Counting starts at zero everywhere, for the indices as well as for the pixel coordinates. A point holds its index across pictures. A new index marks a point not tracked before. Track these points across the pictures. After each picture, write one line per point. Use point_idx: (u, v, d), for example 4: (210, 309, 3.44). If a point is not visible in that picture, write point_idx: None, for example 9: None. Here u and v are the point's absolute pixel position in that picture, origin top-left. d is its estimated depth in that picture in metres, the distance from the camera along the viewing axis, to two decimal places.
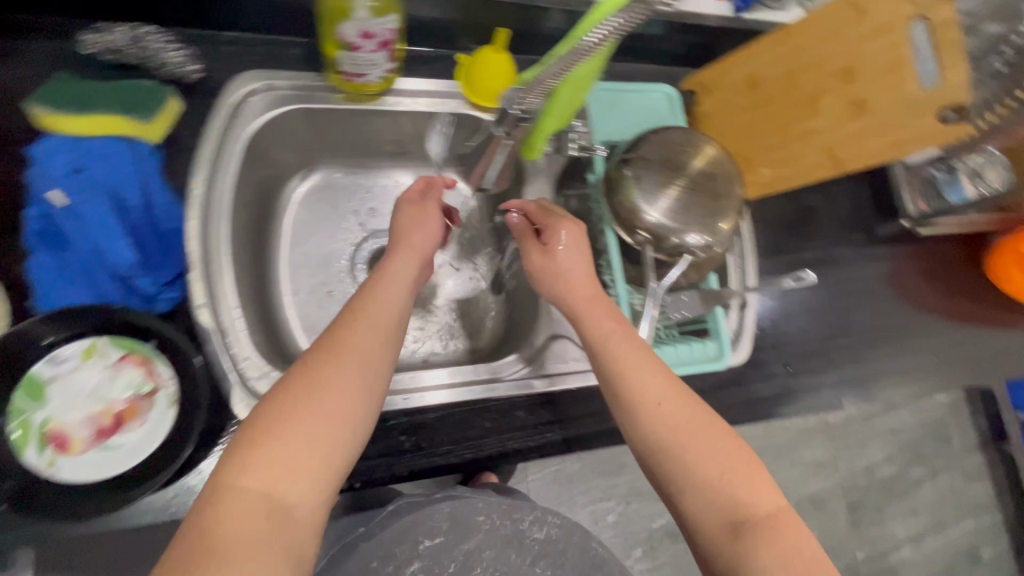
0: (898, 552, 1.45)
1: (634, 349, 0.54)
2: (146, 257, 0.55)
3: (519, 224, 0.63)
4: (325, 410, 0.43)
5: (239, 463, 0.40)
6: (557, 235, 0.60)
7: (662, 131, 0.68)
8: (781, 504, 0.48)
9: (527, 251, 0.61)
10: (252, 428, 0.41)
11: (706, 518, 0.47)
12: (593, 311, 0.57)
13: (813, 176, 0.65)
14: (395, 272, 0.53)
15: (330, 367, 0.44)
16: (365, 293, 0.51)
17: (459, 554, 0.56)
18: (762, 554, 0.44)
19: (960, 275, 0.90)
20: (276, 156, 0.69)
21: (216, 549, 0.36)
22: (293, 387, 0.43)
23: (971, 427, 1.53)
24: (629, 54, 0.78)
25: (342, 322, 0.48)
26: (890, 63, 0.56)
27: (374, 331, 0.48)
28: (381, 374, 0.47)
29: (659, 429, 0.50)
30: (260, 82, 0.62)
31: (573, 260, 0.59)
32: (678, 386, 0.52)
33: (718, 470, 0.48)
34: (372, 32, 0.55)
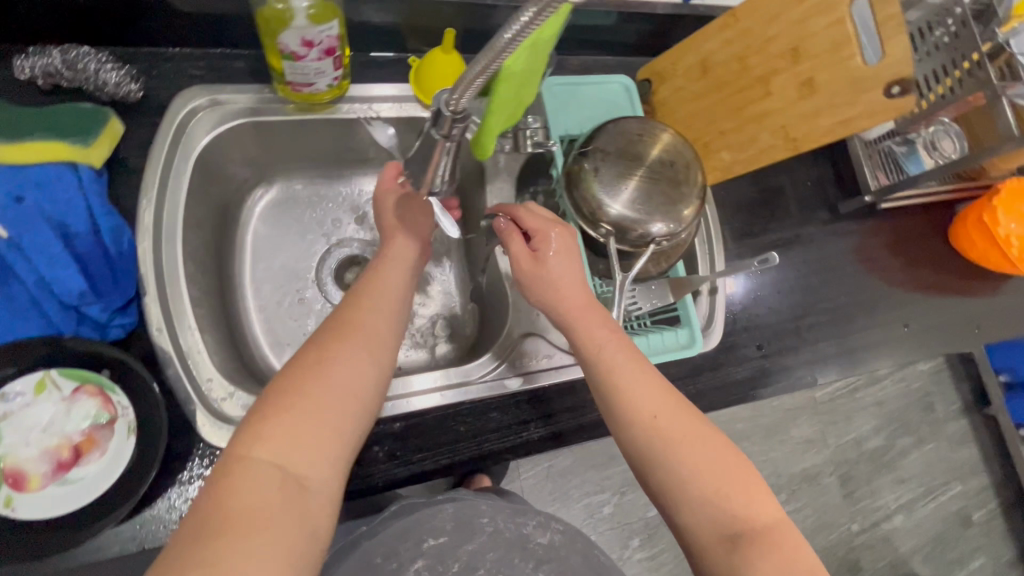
0: (891, 522, 1.45)
1: (630, 363, 0.54)
2: (96, 285, 0.54)
3: (506, 228, 0.60)
4: (337, 384, 0.46)
5: (251, 439, 0.42)
6: (547, 243, 0.58)
7: (619, 122, 0.67)
8: (778, 517, 0.49)
9: (515, 256, 0.59)
10: (265, 402, 0.44)
11: (703, 532, 0.48)
12: (585, 321, 0.57)
13: (770, 159, 0.65)
14: (392, 259, 0.56)
15: (341, 345, 0.48)
16: (369, 276, 0.54)
17: (463, 556, 0.55)
18: (759, 567, 0.45)
19: (926, 245, 0.91)
20: (231, 172, 0.68)
21: (231, 521, 0.38)
22: (301, 367, 0.46)
23: (953, 392, 1.56)
24: (583, 47, 0.77)
25: (350, 304, 0.51)
26: (834, 42, 0.57)
27: (380, 313, 0.51)
28: (387, 353, 0.50)
29: (656, 442, 0.51)
30: (205, 98, 0.61)
31: (563, 266, 0.58)
32: (676, 399, 0.53)
33: (715, 486, 0.49)
34: (314, 39, 0.54)
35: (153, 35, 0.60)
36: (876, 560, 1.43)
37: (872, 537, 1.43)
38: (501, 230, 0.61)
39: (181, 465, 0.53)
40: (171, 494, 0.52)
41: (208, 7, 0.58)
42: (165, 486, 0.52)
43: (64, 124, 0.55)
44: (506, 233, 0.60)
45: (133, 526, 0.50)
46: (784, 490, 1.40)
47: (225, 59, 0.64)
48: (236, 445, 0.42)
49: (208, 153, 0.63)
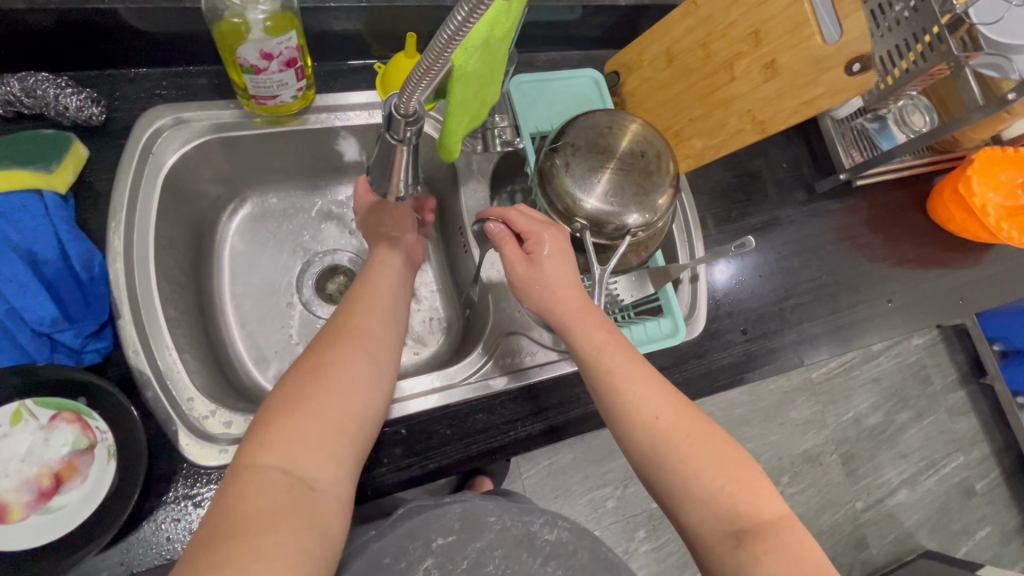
0: (896, 496, 1.46)
1: (628, 365, 0.54)
2: (68, 311, 0.54)
3: (500, 233, 0.59)
4: (339, 385, 0.47)
5: (257, 446, 0.43)
6: (542, 245, 0.57)
7: (588, 116, 0.67)
8: (783, 512, 0.49)
9: (509, 260, 0.58)
10: (270, 408, 0.45)
11: (708, 530, 0.48)
12: (582, 322, 0.56)
13: (740, 143, 0.65)
14: (383, 269, 0.59)
15: (340, 349, 0.49)
16: (361, 285, 0.57)
17: (471, 554, 0.48)
18: (765, 565, 0.45)
19: (906, 220, 0.91)
20: (203, 190, 0.68)
21: (239, 524, 0.38)
22: (303, 371, 0.47)
23: (949, 364, 1.56)
24: (550, 43, 0.78)
25: (345, 311, 0.54)
26: (792, 23, 0.57)
27: (375, 316, 0.54)
28: (386, 354, 0.52)
29: (658, 443, 0.50)
30: (170, 116, 0.61)
31: (558, 271, 0.57)
32: (677, 400, 0.53)
33: (720, 483, 0.49)
34: (272, 51, 0.54)
35: (114, 57, 0.60)
36: (882, 536, 1.43)
37: (877, 513, 1.44)
38: (495, 235, 0.60)
39: (166, 487, 0.53)
40: (157, 516, 0.52)
41: (167, 25, 0.58)
42: (151, 507, 0.52)
43: (29, 152, 0.55)
44: (500, 238, 0.59)
45: (120, 550, 0.50)
46: (785, 472, 1.40)
47: (189, 76, 0.64)
48: (243, 453, 0.43)
49: (177, 173, 0.62)
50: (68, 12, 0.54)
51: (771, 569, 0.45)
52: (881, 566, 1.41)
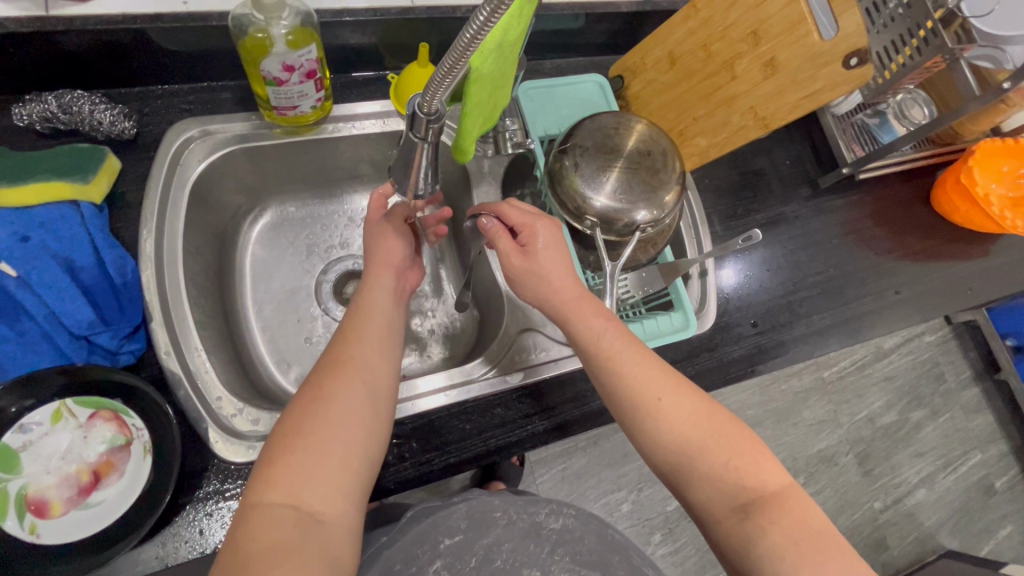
0: (914, 496, 1.45)
1: (628, 349, 0.55)
2: (104, 314, 0.56)
3: (492, 227, 0.61)
4: (338, 419, 0.44)
5: (261, 483, 0.41)
6: (535, 236, 0.60)
7: (594, 118, 0.70)
8: (786, 482, 0.50)
9: (504, 253, 0.60)
10: (270, 446, 0.43)
11: (715, 504, 0.50)
12: (579, 312, 0.57)
13: (743, 139, 0.68)
14: (379, 288, 0.55)
15: (334, 378, 0.46)
16: (355, 312, 0.53)
17: (479, 551, 0.48)
18: (771, 534, 0.46)
19: (910, 212, 0.92)
20: (225, 200, 0.71)
21: (248, 563, 0.37)
22: (300, 405, 0.45)
23: (962, 361, 1.55)
24: (556, 51, 0.80)
25: (339, 338, 0.50)
26: (790, 21, 0.59)
27: (371, 344, 0.50)
28: (383, 379, 0.49)
29: (661, 424, 0.52)
30: (196, 129, 0.64)
31: (551, 261, 0.59)
32: (676, 379, 0.55)
33: (724, 458, 0.50)
34: (294, 64, 0.57)
35: (144, 74, 0.64)
36: (902, 537, 1.42)
37: (896, 513, 1.43)
38: (487, 230, 0.62)
39: (199, 482, 0.55)
40: (192, 511, 0.54)
41: (193, 43, 0.61)
42: (184, 503, 0.54)
43: (66, 165, 0.58)
44: (492, 232, 0.61)
45: (156, 545, 0.52)
46: (801, 473, 1.40)
47: (213, 91, 0.67)
48: (249, 490, 0.41)
49: (202, 182, 0.65)
50: (102, 32, 0.57)
51: (779, 538, 0.46)
52: (902, 568, 1.40)
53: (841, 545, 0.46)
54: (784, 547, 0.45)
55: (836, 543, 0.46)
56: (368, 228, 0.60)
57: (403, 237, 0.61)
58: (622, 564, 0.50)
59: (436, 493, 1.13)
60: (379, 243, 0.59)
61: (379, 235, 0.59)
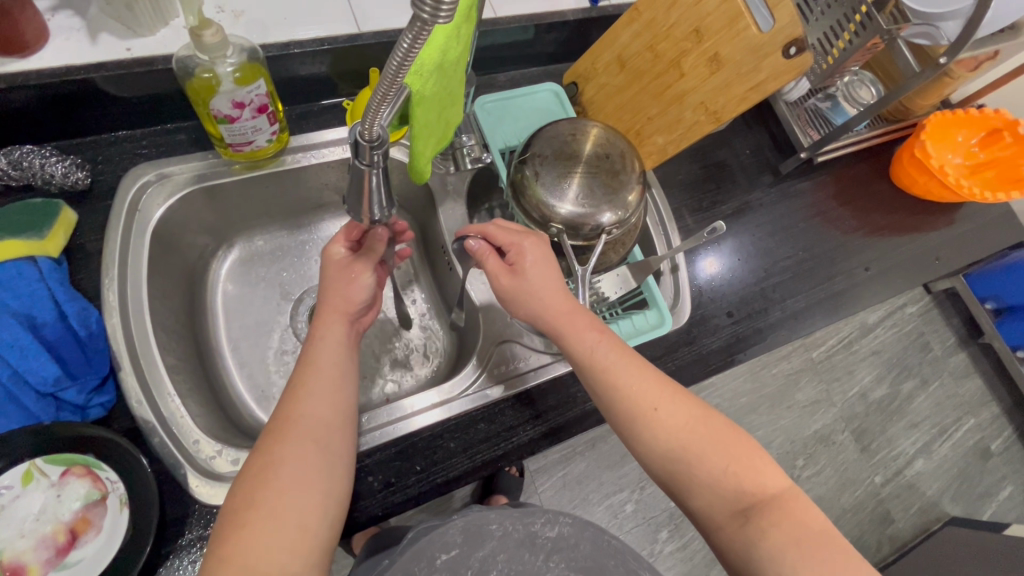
0: (913, 467, 1.46)
1: (623, 360, 0.56)
2: (69, 369, 0.55)
3: (479, 250, 0.61)
4: (291, 486, 0.44)
5: (215, 561, 0.40)
6: (523, 255, 0.60)
7: (551, 127, 0.71)
8: (786, 485, 0.50)
9: (493, 274, 0.61)
10: (224, 521, 0.42)
11: (716, 510, 0.50)
12: (572, 325, 0.58)
13: (699, 134, 0.68)
14: (327, 336, 0.54)
15: (284, 444, 0.45)
16: (303, 367, 0.52)
17: (475, 564, 0.47)
18: (773, 537, 0.46)
19: (872, 189, 0.94)
20: (190, 241, 0.70)
21: None
22: (250, 474, 0.44)
23: (947, 328, 1.57)
24: (509, 64, 0.81)
25: (286, 399, 0.49)
26: (729, 16, 0.61)
27: (322, 400, 0.49)
28: (336, 437, 0.48)
29: (660, 434, 0.52)
30: (153, 173, 0.64)
31: (542, 278, 0.60)
32: (673, 388, 0.56)
33: (723, 465, 0.50)
34: (243, 100, 0.57)
35: (94, 123, 0.63)
36: (905, 509, 1.43)
37: (897, 485, 1.44)
38: (475, 251, 0.61)
39: (180, 530, 0.54)
40: (174, 561, 0.53)
41: (140, 89, 0.61)
42: (166, 553, 0.53)
43: (18, 221, 0.57)
44: (479, 254, 0.61)
45: None
46: (799, 456, 1.41)
47: (166, 134, 0.67)
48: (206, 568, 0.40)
49: (163, 226, 0.65)
50: (46, 86, 0.57)
51: (780, 541, 0.46)
52: (908, 539, 1.42)
53: (842, 544, 0.46)
54: (785, 549, 0.46)
55: (838, 544, 0.46)
56: (326, 265, 0.57)
57: (363, 269, 0.58)
58: (618, 568, 0.48)
59: (437, 513, 1.13)
60: (329, 288, 0.56)
61: (338, 276, 0.57)
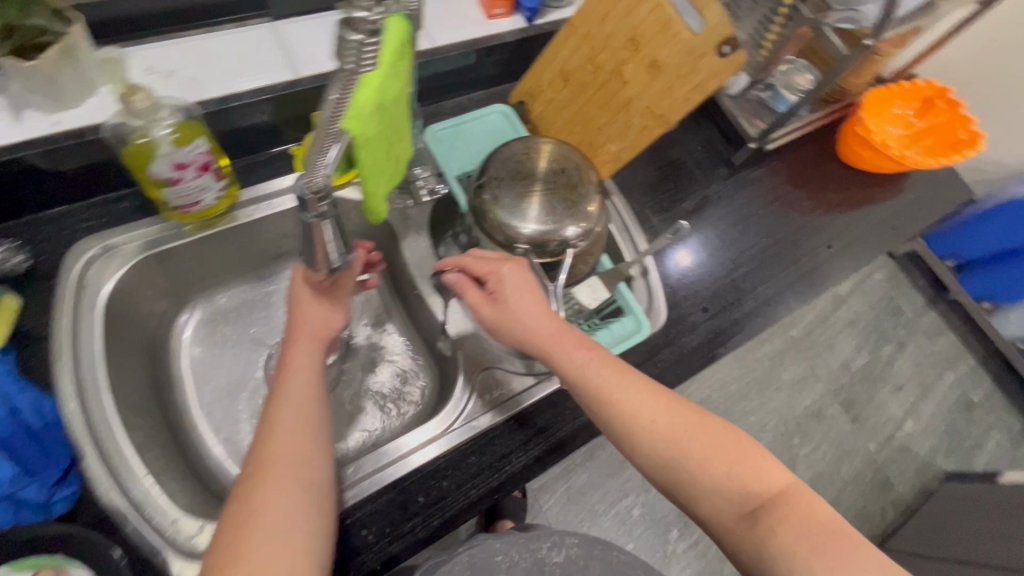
0: (904, 429, 1.49)
1: (614, 376, 0.56)
2: (26, 466, 0.52)
3: (459, 280, 0.61)
4: (276, 535, 0.40)
5: None
6: (501, 282, 0.60)
7: (503, 149, 0.71)
8: (789, 480, 0.50)
9: (473, 304, 0.61)
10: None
11: (724, 515, 0.50)
12: (561, 345, 0.58)
13: (650, 138, 0.69)
14: (299, 365, 0.51)
15: (266, 487, 0.42)
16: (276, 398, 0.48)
17: None
18: (781, 533, 0.46)
19: (823, 169, 0.97)
20: (147, 310, 0.68)
21: None
22: (230, 523, 0.40)
23: (914, 290, 1.62)
24: (455, 91, 0.81)
25: (262, 437, 0.45)
26: (660, 23, 0.62)
27: (299, 437, 0.46)
28: (320, 475, 0.45)
29: (660, 445, 0.52)
30: (97, 246, 0.61)
31: (523, 304, 0.59)
32: (666, 399, 0.55)
33: (726, 469, 0.50)
34: (185, 161, 0.55)
35: (29, 204, 0.61)
36: (903, 471, 1.46)
37: (891, 450, 1.47)
38: (454, 284, 0.62)
39: None
40: None
41: (74, 162, 0.59)
42: None
43: None
44: (459, 286, 0.62)
45: None
46: (794, 434, 1.43)
47: (109, 204, 0.65)
48: None
49: (117, 299, 0.62)
50: None
51: (791, 538, 0.45)
52: (910, 501, 1.44)
53: (850, 534, 0.45)
54: (796, 545, 0.45)
55: (847, 532, 0.45)
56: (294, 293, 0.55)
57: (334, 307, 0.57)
58: None
59: (443, 548, 1.10)
60: (301, 315, 0.54)
61: (306, 299, 0.55)
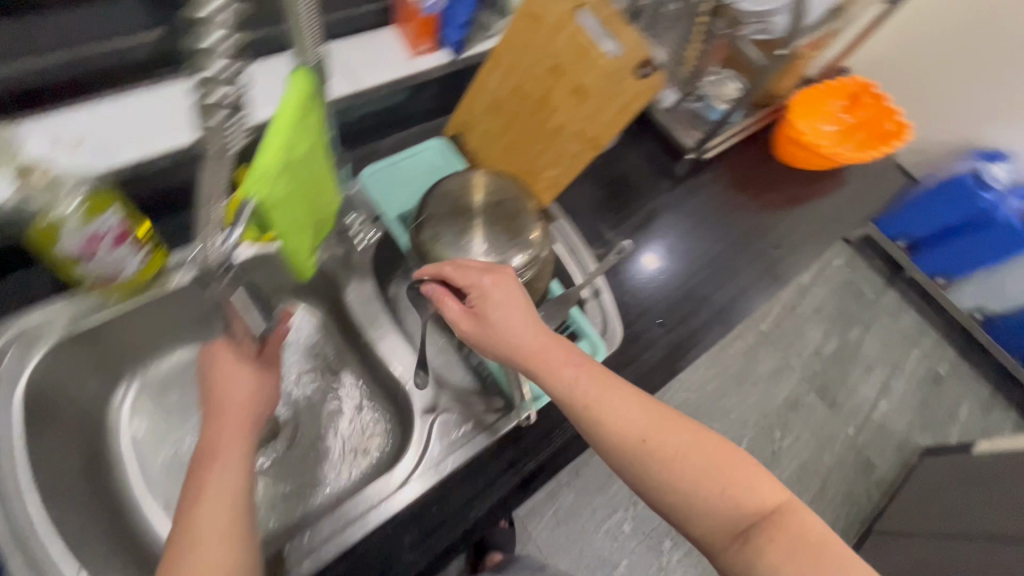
0: (878, 410, 1.51)
1: (604, 393, 0.54)
2: None
3: (437, 290, 0.60)
4: None
5: None
6: (483, 295, 0.59)
7: (439, 185, 0.69)
8: (783, 496, 0.48)
9: (452, 317, 0.59)
10: None
11: (714, 534, 0.48)
12: (547, 360, 0.56)
13: (584, 163, 0.69)
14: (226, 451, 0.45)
15: None
16: (194, 491, 0.43)
17: None
18: (771, 553, 0.45)
19: (764, 171, 0.98)
20: (80, 389, 0.64)
21: None
22: None
23: (873, 272, 1.66)
24: (389, 129, 0.80)
25: (178, 547, 0.40)
26: (580, 49, 0.63)
27: (222, 545, 0.40)
28: None
29: (653, 465, 0.50)
30: (10, 332, 0.58)
31: (506, 317, 0.57)
32: (659, 414, 0.53)
33: (718, 489, 0.48)
34: (97, 234, 0.54)
35: None
36: (883, 452, 1.48)
37: (869, 432, 1.49)
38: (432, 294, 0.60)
39: None
40: None
41: None
42: None
43: None
44: (438, 296, 0.60)
45: None
46: (775, 428, 1.43)
47: (31, 279, 0.62)
48: None
49: (40, 385, 0.58)
50: None
51: (780, 559, 0.45)
52: (893, 481, 1.46)
53: (843, 557, 0.44)
54: (783, 566, 0.44)
55: (839, 551, 0.44)
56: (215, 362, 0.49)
57: (264, 374, 0.51)
58: None
59: None
60: (224, 388, 0.48)
61: (226, 365, 0.49)
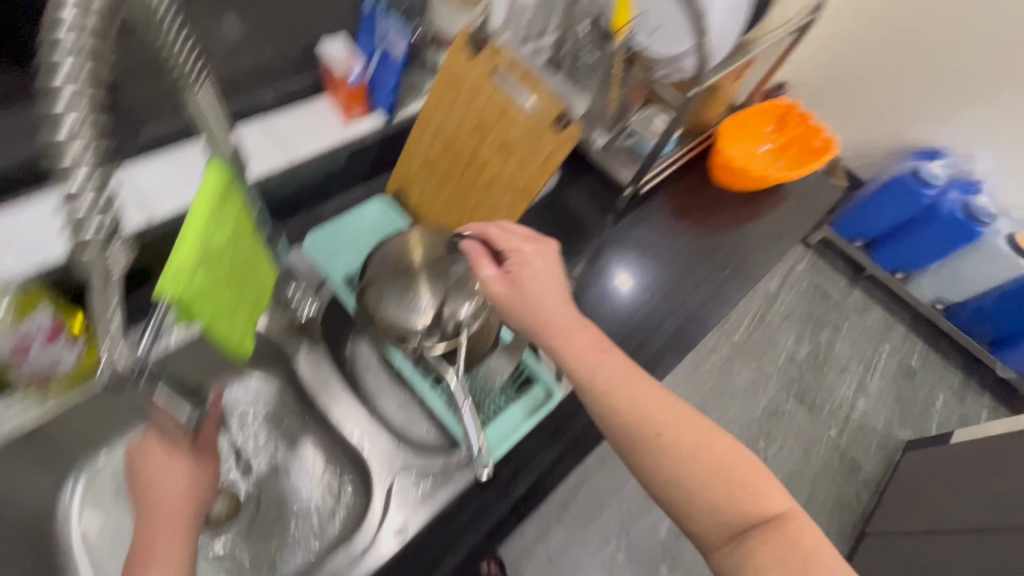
0: (857, 409, 1.53)
1: (626, 381, 0.54)
2: None
3: (474, 250, 0.59)
4: None
5: None
6: (522, 265, 0.58)
7: (383, 247, 0.71)
8: (789, 504, 0.49)
9: (486, 281, 0.59)
10: None
11: (712, 533, 0.49)
12: (570, 339, 0.56)
13: (519, 213, 0.71)
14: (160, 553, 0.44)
15: None
16: None
17: None
18: (766, 557, 0.45)
19: (704, 195, 1.02)
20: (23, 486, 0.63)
21: None
22: None
23: (835, 273, 1.71)
24: (330, 193, 0.83)
25: None
26: (499, 108, 0.66)
27: None
28: None
29: (663, 460, 0.50)
30: None
31: (540, 291, 0.58)
32: (678, 410, 0.53)
33: (724, 491, 0.49)
34: (27, 333, 0.56)
35: None
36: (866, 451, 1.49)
37: (850, 432, 1.50)
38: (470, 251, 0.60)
39: None
40: None
41: None
42: None
43: None
44: (475, 254, 0.59)
45: None
46: (757, 438, 1.44)
47: None
48: None
49: None
50: None
51: (771, 564, 0.45)
52: (880, 479, 1.46)
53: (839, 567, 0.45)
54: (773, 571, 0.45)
55: (836, 563, 0.45)
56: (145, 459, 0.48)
57: (200, 464, 0.50)
58: None
59: None
60: (155, 486, 0.47)
61: (156, 459, 0.48)
